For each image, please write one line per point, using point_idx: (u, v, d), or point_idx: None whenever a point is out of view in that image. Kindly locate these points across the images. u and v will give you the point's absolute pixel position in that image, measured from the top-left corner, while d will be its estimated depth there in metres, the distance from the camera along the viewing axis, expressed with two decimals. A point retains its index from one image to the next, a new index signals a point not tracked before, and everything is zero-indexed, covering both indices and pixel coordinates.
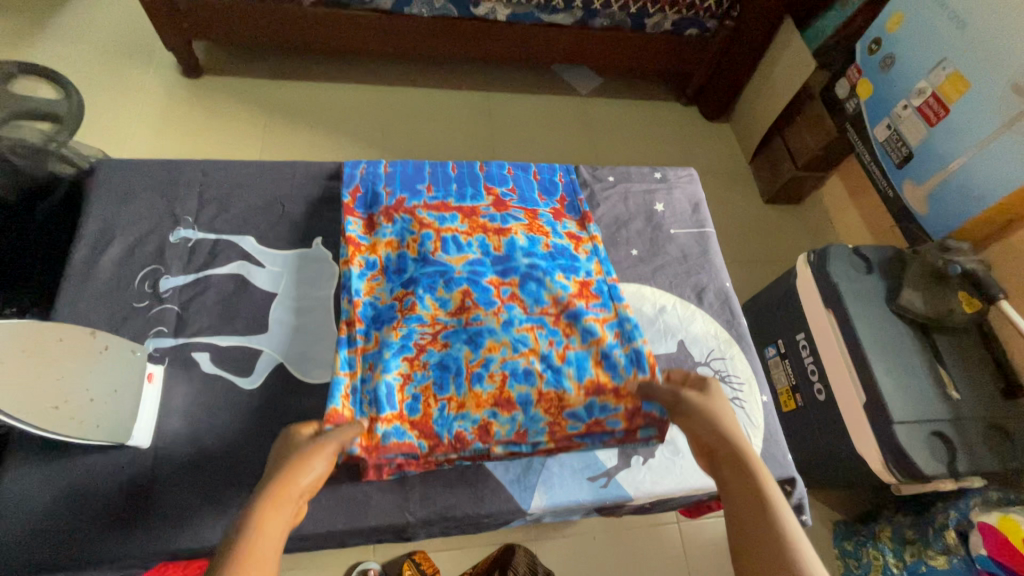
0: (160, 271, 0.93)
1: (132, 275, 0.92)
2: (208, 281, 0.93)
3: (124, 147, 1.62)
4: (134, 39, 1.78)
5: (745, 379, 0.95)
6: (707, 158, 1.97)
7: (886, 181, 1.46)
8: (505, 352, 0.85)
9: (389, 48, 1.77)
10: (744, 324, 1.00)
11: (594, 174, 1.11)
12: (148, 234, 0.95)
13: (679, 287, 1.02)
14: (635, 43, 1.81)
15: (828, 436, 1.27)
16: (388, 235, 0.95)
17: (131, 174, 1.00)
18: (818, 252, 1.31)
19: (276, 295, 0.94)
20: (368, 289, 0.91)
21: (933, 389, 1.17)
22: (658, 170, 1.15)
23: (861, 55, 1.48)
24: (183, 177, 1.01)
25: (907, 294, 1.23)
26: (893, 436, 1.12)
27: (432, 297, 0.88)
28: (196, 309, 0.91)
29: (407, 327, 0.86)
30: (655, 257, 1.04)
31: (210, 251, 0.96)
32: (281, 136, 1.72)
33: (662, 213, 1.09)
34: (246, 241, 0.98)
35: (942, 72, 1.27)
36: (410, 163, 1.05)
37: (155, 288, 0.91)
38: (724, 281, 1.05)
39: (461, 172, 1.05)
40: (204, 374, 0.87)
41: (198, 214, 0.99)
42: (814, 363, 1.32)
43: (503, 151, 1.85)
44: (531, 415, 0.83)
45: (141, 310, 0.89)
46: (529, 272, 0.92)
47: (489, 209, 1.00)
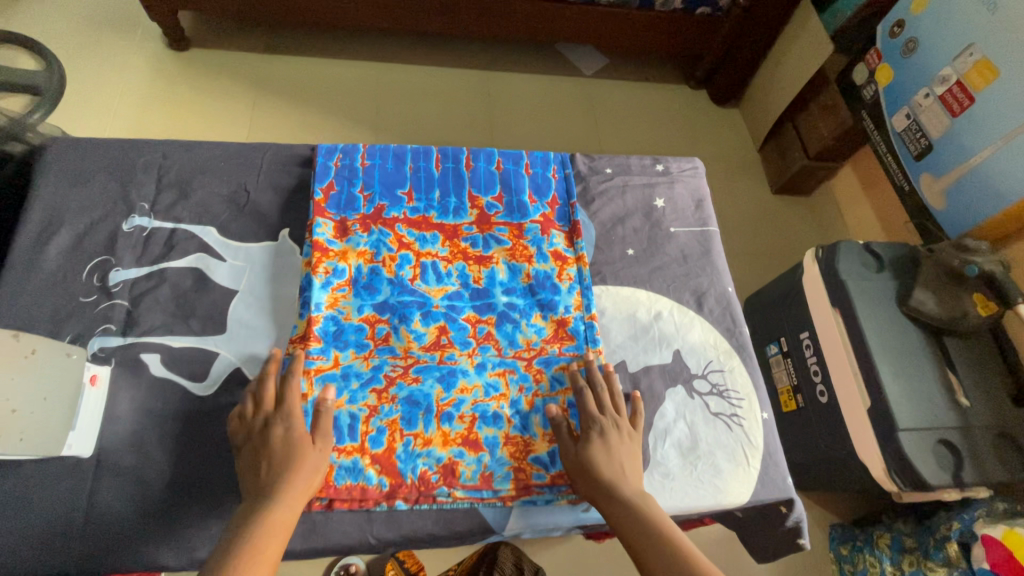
0: (111, 263, 0.88)
1: (81, 266, 0.87)
2: (164, 274, 0.89)
3: (107, 122, 1.56)
4: (117, 7, 1.71)
5: (745, 394, 0.89)
6: (713, 145, 1.90)
7: (901, 173, 1.38)
8: (476, 395, 0.82)
9: (385, 22, 1.69)
10: (746, 333, 0.94)
11: (591, 165, 1.05)
12: (100, 222, 0.91)
13: (677, 291, 0.96)
14: (642, 21, 1.72)
15: (827, 439, 1.23)
16: (361, 245, 0.90)
17: (89, 154, 0.95)
18: (828, 247, 1.27)
19: (238, 291, 0.89)
20: (332, 301, 0.86)
21: (942, 395, 1.11)
22: (660, 161, 1.08)
23: (883, 38, 1.40)
24: (141, 161, 0.96)
25: (918, 295, 1.17)
26: (896, 444, 1.07)
27: (406, 329, 0.85)
28: (149, 306, 0.86)
29: (379, 358, 0.83)
30: (652, 258, 0.98)
31: (164, 243, 0.91)
32: (271, 112, 1.66)
33: (662, 210, 1.03)
34: (208, 233, 0.93)
35: (968, 58, 1.19)
36: (390, 154, 0.98)
37: (104, 281, 0.87)
38: (726, 286, 0.99)
39: (446, 171, 0.99)
40: (154, 377, 0.82)
41: (156, 200, 0.94)
42: (816, 363, 1.27)
43: (502, 134, 1.78)
44: (497, 457, 0.79)
45: (88, 305, 0.85)
46: (507, 312, 0.89)
47: (472, 229, 0.95)
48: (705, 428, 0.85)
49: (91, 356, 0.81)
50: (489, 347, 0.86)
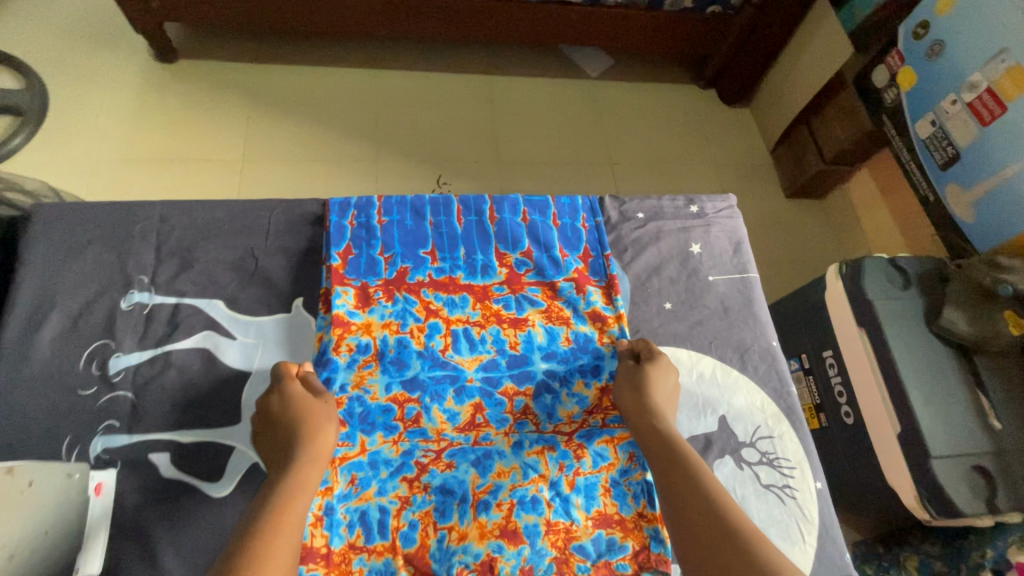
0: (111, 347, 0.84)
1: (78, 354, 0.83)
2: (169, 358, 0.85)
3: (94, 145, 1.48)
4: (101, 19, 1.62)
5: (796, 462, 0.86)
6: (724, 148, 1.84)
7: (925, 182, 1.33)
8: (514, 478, 0.79)
9: (382, 29, 1.61)
10: (795, 394, 0.90)
11: (622, 211, 1.00)
12: (96, 300, 0.87)
13: (721, 349, 0.92)
14: (650, 22, 1.65)
15: (854, 461, 1.21)
16: (386, 315, 0.86)
17: (81, 221, 0.91)
18: (852, 263, 1.22)
19: (250, 372, 0.85)
20: (358, 381, 0.82)
21: (974, 418, 1.08)
22: (694, 203, 1.03)
23: (905, 40, 1.34)
24: (139, 227, 0.92)
25: (949, 314, 1.13)
26: (929, 472, 1.04)
27: (438, 408, 0.82)
28: (154, 393, 0.83)
29: (409, 442, 0.79)
30: (693, 313, 0.94)
31: (166, 321, 0.87)
32: (266, 125, 1.58)
33: (699, 256, 0.99)
34: (214, 307, 0.89)
35: (1000, 65, 1.14)
36: (408, 209, 0.95)
37: (104, 370, 0.83)
38: (771, 341, 0.95)
39: (469, 225, 0.95)
40: (165, 479, 0.78)
41: (155, 272, 0.90)
42: (841, 384, 1.23)
43: (508, 142, 1.71)
44: (537, 549, 0.75)
45: (88, 399, 0.81)
46: (545, 382, 0.85)
47: (503, 288, 0.91)
48: (758, 503, 0.81)
49: (95, 459, 0.77)
50: (526, 422, 0.83)
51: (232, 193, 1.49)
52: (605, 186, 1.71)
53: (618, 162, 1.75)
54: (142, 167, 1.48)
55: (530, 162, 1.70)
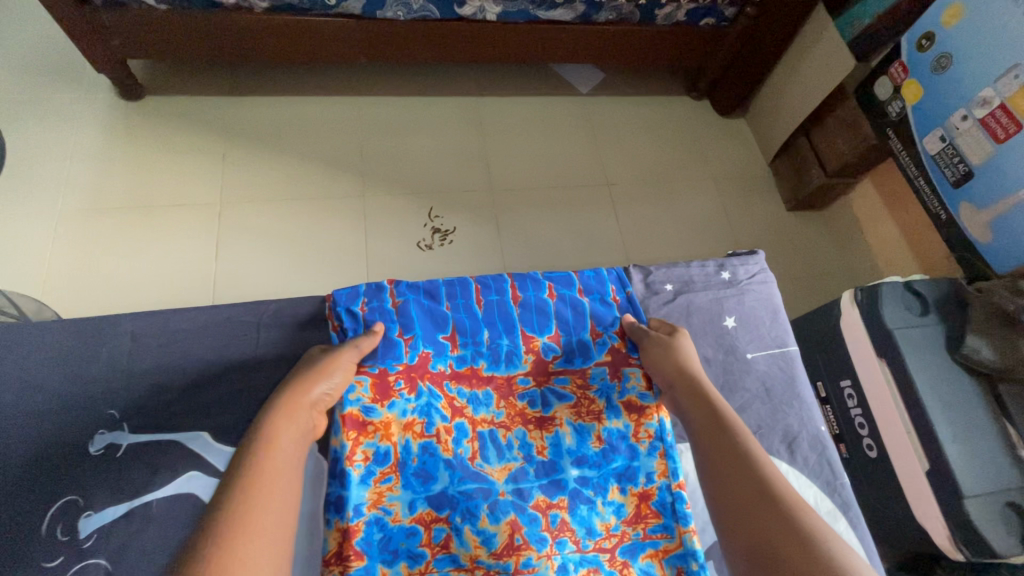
0: (80, 503, 0.76)
1: (41, 518, 0.75)
2: (148, 509, 0.77)
3: (57, 195, 1.38)
4: (59, 55, 1.51)
5: None
6: (722, 163, 1.78)
7: (937, 201, 1.29)
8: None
9: (363, 56, 1.53)
10: (849, 486, 0.85)
11: (649, 284, 0.97)
12: (62, 444, 0.80)
13: (768, 436, 0.87)
14: (643, 37, 1.59)
15: (879, 498, 1.17)
16: (408, 415, 0.80)
17: (41, 348, 0.84)
18: (868, 290, 1.17)
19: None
20: (375, 500, 0.75)
21: (1002, 450, 1.05)
22: (724, 268, 1.00)
23: (909, 52, 1.29)
24: (108, 347, 0.86)
25: (973, 342, 1.09)
26: (963, 512, 1.00)
27: (470, 530, 0.75)
28: (134, 550, 0.75)
29: (439, 572, 0.73)
30: (732, 395, 0.89)
31: (146, 460, 0.80)
32: (243, 163, 1.49)
33: (734, 332, 0.94)
34: (198, 440, 0.83)
35: (1014, 80, 1.09)
36: (422, 292, 0.89)
37: (72, 534, 0.75)
38: (819, 425, 0.90)
39: (490, 307, 0.90)
40: None
41: (126, 405, 0.83)
42: (862, 416, 1.19)
43: (501, 167, 1.64)
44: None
45: (56, 571, 0.73)
46: (580, 491, 0.79)
47: (528, 381, 0.86)
48: None
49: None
50: (566, 541, 0.76)
51: (210, 240, 1.40)
52: (604, 209, 1.65)
53: (615, 183, 1.69)
54: (109, 218, 1.38)
55: (524, 187, 1.63)
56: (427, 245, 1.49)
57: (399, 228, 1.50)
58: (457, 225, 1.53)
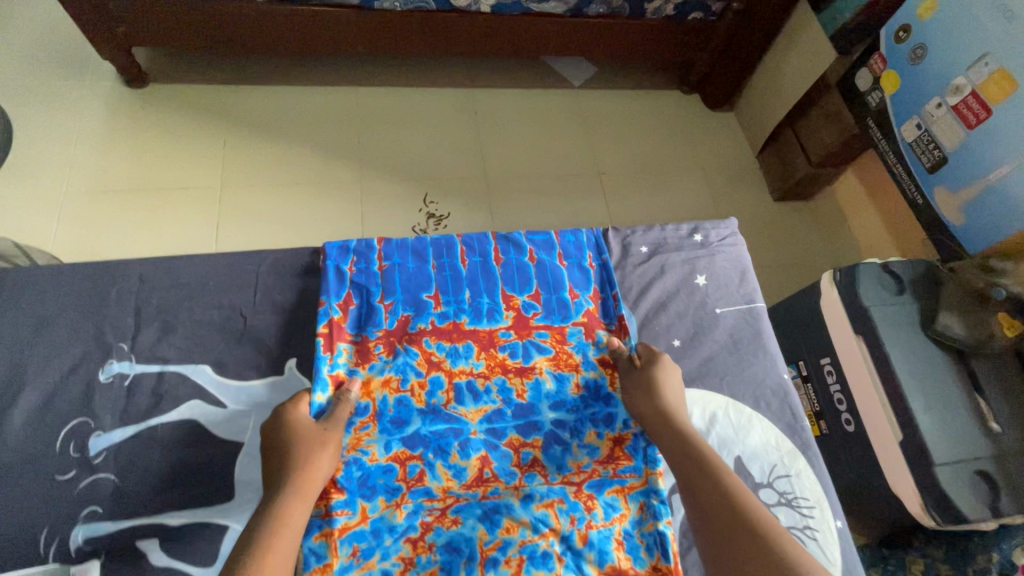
0: (90, 426, 0.80)
1: (55, 435, 0.79)
2: (154, 432, 0.81)
3: (63, 176, 1.42)
4: (66, 42, 1.56)
5: (815, 501, 0.84)
6: (711, 154, 1.83)
7: (914, 186, 1.34)
8: (523, 533, 0.76)
9: (361, 46, 1.57)
10: (809, 429, 0.89)
11: (626, 245, 1.01)
12: (73, 372, 0.83)
13: (730, 384, 0.92)
14: (633, 30, 1.64)
15: (857, 471, 1.21)
16: (386, 372, 0.84)
17: (52, 286, 0.88)
18: (846, 270, 1.22)
19: (242, 446, 0.82)
20: (356, 442, 0.79)
21: (974, 422, 1.09)
22: (697, 231, 1.04)
23: (887, 43, 1.34)
24: (117, 287, 0.89)
25: (944, 319, 1.14)
26: (933, 479, 1.04)
27: (444, 465, 0.80)
28: (136, 476, 0.78)
29: (413, 503, 0.77)
30: (699, 346, 0.94)
31: (152, 390, 0.84)
32: (244, 149, 1.54)
33: (704, 288, 0.99)
34: (202, 372, 0.86)
35: (984, 68, 1.14)
36: (409, 253, 0.95)
37: (83, 451, 0.79)
38: (782, 373, 0.94)
39: (473, 266, 0.94)
40: (153, 568, 0.74)
41: (135, 339, 0.87)
42: (840, 391, 1.23)
43: (495, 156, 1.68)
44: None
45: (67, 484, 0.77)
46: (554, 433, 0.84)
47: (509, 334, 0.90)
48: None
49: (76, 552, 0.73)
50: (536, 475, 0.81)
51: (210, 221, 1.44)
52: (594, 197, 1.69)
53: (606, 172, 1.74)
54: (113, 199, 1.42)
55: (518, 175, 1.67)
56: (422, 229, 1.53)
57: (395, 213, 1.54)
58: (451, 211, 1.58)
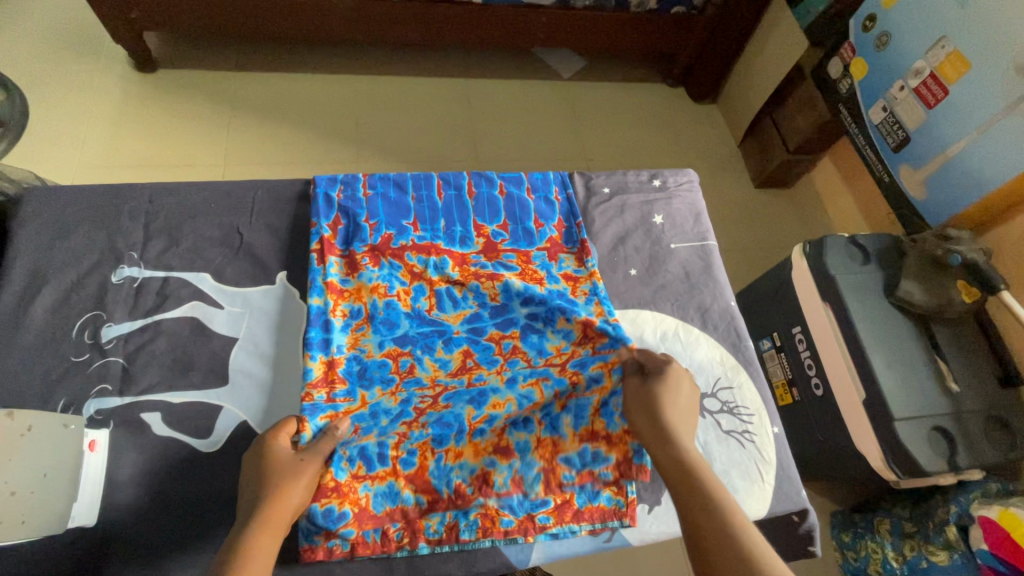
0: (102, 318, 0.87)
1: (70, 324, 0.86)
2: (158, 326, 0.88)
3: (76, 151, 1.50)
4: (82, 27, 1.65)
5: (755, 409, 0.91)
6: (694, 143, 1.91)
7: (881, 164, 1.41)
8: (508, 409, 0.85)
9: (360, 35, 1.66)
10: (752, 348, 0.97)
11: (589, 186, 1.08)
12: (87, 276, 0.90)
13: (682, 309, 0.98)
14: (618, 22, 1.72)
15: (825, 433, 1.26)
16: (373, 279, 0.92)
17: (66, 206, 0.94)
18: (814, 243, 1.28)
19: (237, 339, 0.89)
20: (352, 342, 0.88)
21: (933, 382, 1.14)
22: (657, 177, 1.11)
23: (856, 32, 1.42)
24: (128, 208, 0.96)
25: (906, 286, 1.20)
26: (894, 434, 1.09)
27: (430, 359, 0.88)
28: (140, 368, 0.85)
29: (407, 391, 0.86)
30: (655, 277, 1.00)
31: (158, 291, 0.91)
32: (247, 130, 1.62)
33: (661, 226, 1.05)
34: (202, 280, 0.93)
35: (941, 50, 1.21)
36: (392, 184, 1.02)
37: (95, 338, 0.86)
38: (729, 301, 1.01)
39: (448, 199, 1.02)
40: (156, 438, 0.81)
41: (144, 248, 0.94)
42: (810, 356, 1.29)
43: (486, 141, 1.76)
44: (527, 462, 0.83)
45: (81, 365, 0.84)
46: (529, 325, 0.92)
47: (480, 256, 0.97)
48: (719, 447, 0.87)
49: (88, 419, 0.81)
50: (517, 360, 0.89)
51: None
52: None
53: (593, 158, 1.81)
54: (122, 172, 1.50)
55: (507, 160, 1.75)
56: None
57: None
58: None
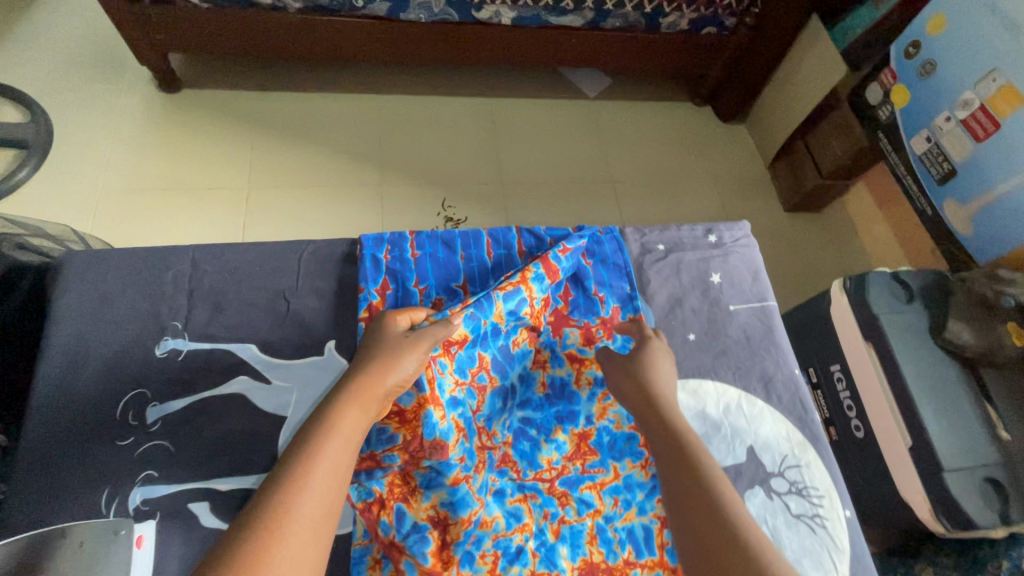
0: (147, 396, 0.85)
1: (115, 402, 0.84)
2: (205, 405, 0.86)
3: (101, 175, 1.49)
4: (107, 47, 1.63)
5: (824, 490, 0.89)
6: (723, 165, 1.87)
7: (923, 197, 1.37)
8: (545, 499, 0.85)
9: (385, 56, 1.63)
10: (819, 422, 0.94)
11: (643, 244, 1.07)
12: (132, 347, 0.88)
13: (744, 378, 0.97)
14: (648, 43, 1.69)
15: (867, 477, 1.21)
16: None
17: (107, 270, 0.93)
18: (856, 278, 1.24)
19: (284, 419, 0.87)
20: None
21: (983, 430, 1.10)
22: (712, 232, 1.10)
23: (897, 58, 1.37)
24: (172, 271, 0.94)
25: (954, 327, 1.16)
26: (943, 485, 1.05)
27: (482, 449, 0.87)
28: (185, 439, 0.84)
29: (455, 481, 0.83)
30: (715, 342, 0.99)
31: (201, 365, 0.89)
32: (270, 151, 1.59)
33: (719, 285, 1.04)
34: (247, 351, 0.91)
35: (992, 83, 1.17)
36: (440, 243, 1.00)
37: (141, 419, 0.84)
38: (793, 368, 0.99)
39: (499, 259, 1.00)
40: (206, 530, 0.79)
41: (188, 317, 0.92)
42: (850, 397, 1.25)
43: (512, 162, 1.73)
44: (545, 543, 0.81)
45: (125, 449, 0.81)
46: (573, 414, 0.91)
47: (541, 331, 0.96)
48: (789, 532, 0.85)
49: (135, 510, 0.78)
50: (564, 446, 0.89)
51: (237, 220, 1.50)
52: (608, 205, 1.73)
53: (620, 180, 1.78)
54: (146, 196, 1.48)
55: (533, 181, 1.72)
56: None
57: (414, 216, 1.59)
58: (468, 215, 1.62)
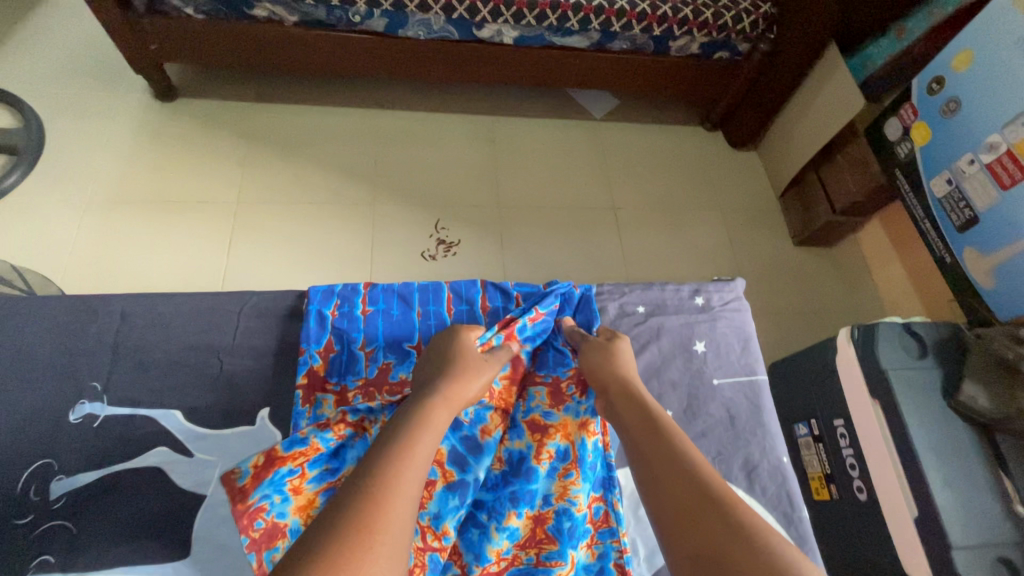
0: (53, 468, 0.83)
1: (18, 475, 0.81)
2: (118, 478, 0.83)
3: (87, 184, 1.46)
4: (104, 54, 1.62)
5: None
6: (731, 194, 1.79)
7: (942, 244, 1.29)
8: None
9: (383, 72, 1.59)
10: (806, 520, 0.88)
11: (623, 305, 1.03)
12: (45, 411, 0.86)
13: (727, 463, 0.91)
14: (655, 67, 1.62)
15: (868, 544, 1.13)
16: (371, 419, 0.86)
17: (32, 324, 0.92)
18: (864, 327, 1.15)
19: (203, 496, 0.83)
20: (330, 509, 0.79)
21: (998, 504, 1.02)
22: (699, 294, 1.06)
23: (919, 93, 1.29)
24: (99, 323, 0.94)
25: (968, 389, 1.07)
26: (951, 563, 0.97)
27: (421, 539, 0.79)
28: (99, 508, 0.81)
29: None
30: (696, 420, 0.94)
31: (117, 434, 0.86)
32: (262, 165, 1.56)
33: (702, 355, 1.00)
34: (171, 418, 0.88)
35: (1020, 128, 1.09)
36: (395, 297, 1.00)
37: (43, 494, 0.81)
38: (780, 455, 0.94)
39: (460, 315, 0.99)
40: None
41: (108, 378, 0.90)
42: (853, 456, 1.16)
43: (510, 184, 1.68)
44: None
45: (23, 528, 0.79)
46: (521, 496, 0.83)
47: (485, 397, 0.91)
48: None
49: None
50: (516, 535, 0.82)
51: (223, 235, 1.46)
52: (608, 232, 1.66)
53: (622, 207, 1.71)
54: (131, 207, 1.45)
55: (531, 204, 1.66)
56: (431, 255, 1.52)
57: (406, 237, 1.54)
58: (461, 238, 1.57)
